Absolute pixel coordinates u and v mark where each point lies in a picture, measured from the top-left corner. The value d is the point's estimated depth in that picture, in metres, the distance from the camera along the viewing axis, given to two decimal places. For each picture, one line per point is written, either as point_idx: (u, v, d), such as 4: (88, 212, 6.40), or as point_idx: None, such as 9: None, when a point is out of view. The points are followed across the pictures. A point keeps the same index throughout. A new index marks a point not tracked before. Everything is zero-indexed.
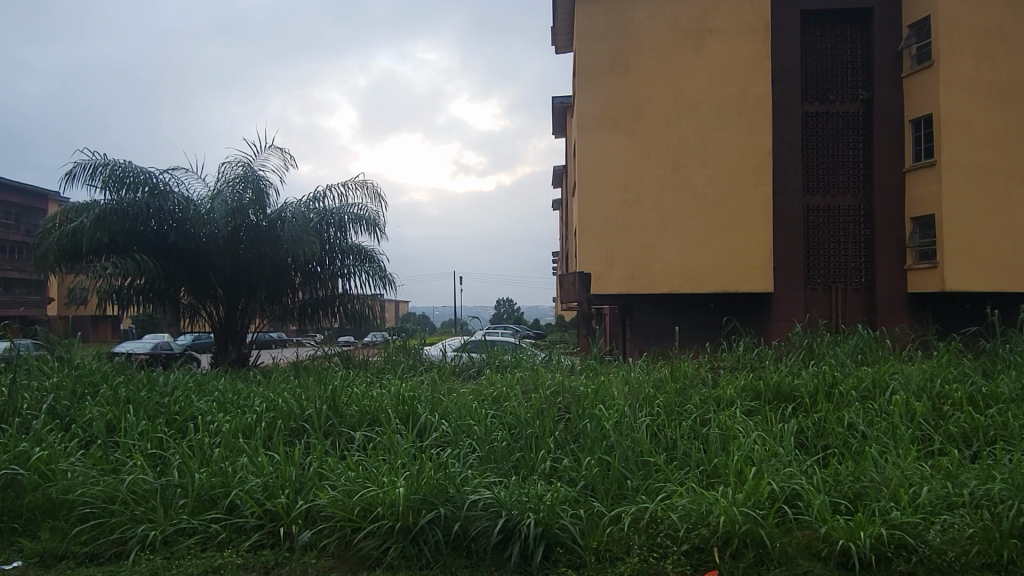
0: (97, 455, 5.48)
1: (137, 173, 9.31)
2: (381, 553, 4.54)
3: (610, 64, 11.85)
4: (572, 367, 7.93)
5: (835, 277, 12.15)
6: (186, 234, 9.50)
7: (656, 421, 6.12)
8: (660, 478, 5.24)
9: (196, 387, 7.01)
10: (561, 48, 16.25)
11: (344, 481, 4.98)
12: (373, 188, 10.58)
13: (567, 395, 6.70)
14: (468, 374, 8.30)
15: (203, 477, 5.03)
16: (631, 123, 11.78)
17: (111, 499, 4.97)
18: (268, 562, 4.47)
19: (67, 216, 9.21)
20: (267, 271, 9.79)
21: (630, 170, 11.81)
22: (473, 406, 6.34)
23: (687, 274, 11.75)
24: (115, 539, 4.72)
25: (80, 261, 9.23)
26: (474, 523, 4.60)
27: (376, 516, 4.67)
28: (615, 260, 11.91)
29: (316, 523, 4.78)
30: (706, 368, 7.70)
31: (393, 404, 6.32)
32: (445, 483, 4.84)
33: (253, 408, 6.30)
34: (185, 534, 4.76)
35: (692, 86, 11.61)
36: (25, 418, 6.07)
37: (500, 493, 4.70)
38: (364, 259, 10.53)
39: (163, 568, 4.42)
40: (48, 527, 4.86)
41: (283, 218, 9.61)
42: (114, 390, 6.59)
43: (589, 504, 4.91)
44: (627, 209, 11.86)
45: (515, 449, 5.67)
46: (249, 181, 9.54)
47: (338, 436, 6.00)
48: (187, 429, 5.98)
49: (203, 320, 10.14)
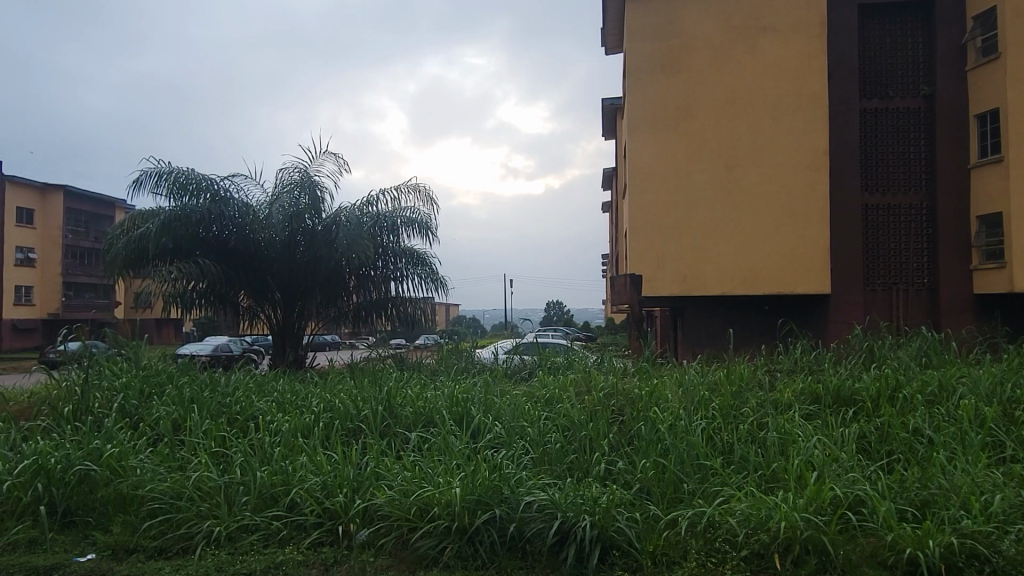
0: (164, 454, 5.66)
1: (200, 180, 9.63)
2: (437, 553, 4.57)
3: (660, 63, 11.69)
4: (624, 368, 7.88)
5: (896, 277, 11.74)
6: (246, 239, 9.79)
7: (712, 424, 6.03)
8: (717, 482, 5.17)
9: (257, 387, 7.20)
10: (611, 50, 16.18)
11: (400, 481, 5.05)
12: (425, 191, 10.72)
13: (621, 398, 6.65)
14: (519, 376, 8.31)
15: (265, 475, 5.17)
16: (682, 123, 11.61)
17: (178, 495, 5.12)
18: (327, 559, 4.56)
19: (134, 222, 9.55)
20: (324, 274, 10.00)
21: (682, 170, 11.64)
22: (527, 408, 6.35)
23: (739, 274, 11.54)
24: (182, 534, 4.86)
25: (146, 266, 9.54)
26: (530, 524, 4.60)
27: (432, 516, 4.72)
28: (666, 261, 11.77)
29: (373, 522, 4.84)
30: (763, 371, 7.54)
31: (448, 405, 6.40)
32: (500, 484, 4.86)
33: (311, 408, 6.43)
34: (248, 531, 4.87)
35: (745, 84, 11.40)
36: (96, 417, 6.32)
37: (555, 495, 4.70)
38: (417, 262, 10.69)
39: (228, 563, 4.53)
40: (120, 521, 5.03)
41: (338, 222, 9.81)
42: (179, 390, 6.80)
43: (644, 507, 4.86)
44: (678, 209, 11.69)
45: (570, 451, 5.67)
46: (305, 187, 9.74)
47: (394, 436, 6.09)
48: (248, 429, 6.14)
49: (262, 322, 10.39)
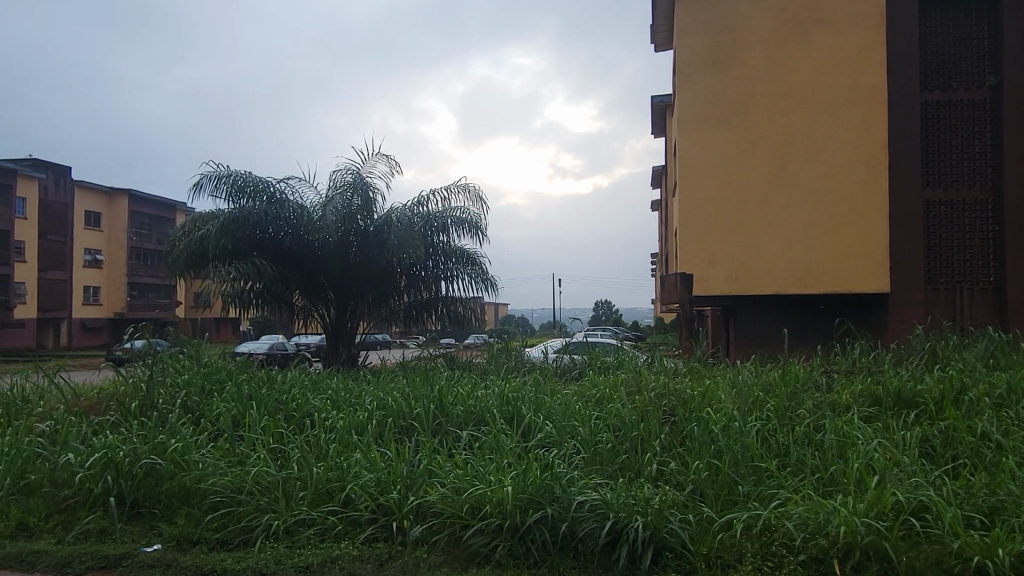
0: (224, 449, 5.82)
1: (257, 183, 9.88)
2: (489, 551, 4.60)
3: (711, 60, 11.48)
4: (675, 368, 7.78)
5: (959, 275, 11.16)
6: (300, 239, 10.02)
7: (766, 426, 5.92)
8: (773, 485, 5.07)
9: (311, 386, 7.34)
10: (660, 47, 16.00)
11: (452, 479, 5.10)
12: (475, 191, 10.79)
13: (672, 398, 6.56)
14: (569, 376, 8.31)
15: (321, 471, 5.28)
16: (733, 120, 11.40)
17: (239, 489, 5.27)
18: (381, 555, 4.63)
19: (195, 224, 9.85)
20: (375, 274, 10.17)
21: (733, 168, 11.42)
22: (578, 408, 6.33)
23: (794, 274, 11.25)
24: (243, 527, 4.99)
25: (205, 267, 9.80)
26: (582, 524, 4.59)
27: (484, 514, 4.75)
28: (717, 261, 11.54)
29: (426, 519, 4.90)
30: (819, 371, 7.36)
31: (498, 404, 6.44)
32: (552, 483, 4.87)
33: (364, 406, 6.55)
34: (305, 525, 4.99)
35: (799, 79, 11.14)
36: (160, 412, 6.55)
37: (607, 495, 4.68)
38: (467, 262, 10.76)
39: (286, 556, 4.64)
40: (184, 514, 5.20)
41: (390, 223, 9.96)
42: (238, 387, 7.00)
43: (698, 508, 4.79)
44: (730, 208, 11.47)
45: (621, 451, 5.64)
46: (357, 188, 9.93)
47: (445, 434, 6.15)
48: (305, 425, 6.27)
49: (315, 322, 10.58)
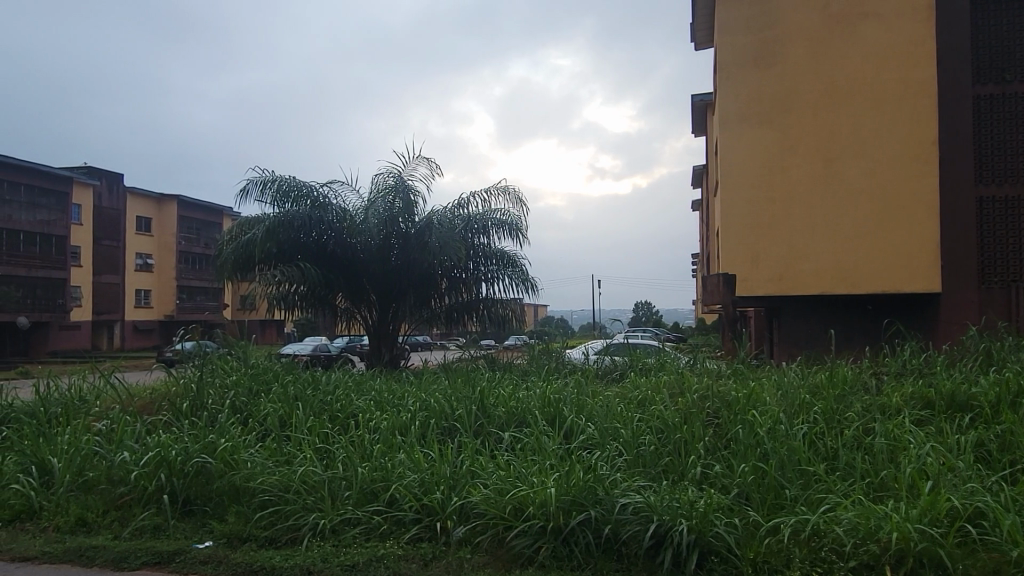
0: (272, 448, 5.94)
1: (302, 188, 10.11)
2: (532, 552, 4.60)
3: (753, 57, 11.30)
4: (719, 370, 7.67)
5: (1016, 275, 10.34)
6: (343, 243, 10.16)
7: (813, 429, 5.81)
8: (822, 489, 4.98)
9: (355, 387, 7.44)
10: (701, 45, 15.81)
11: (495, 480, 5.12)
12: (515, 193, 10.82)
13: (715, 400, 6.48)
14: (611, 377, 8.27)
15: (366, 471, 5.36)
16: (776, 117, 11.19)
17: (286, 488, 5.37)
18: (425, 555, 4.66)
19: (241, 229, 10.07)
20: (417, 276, 10.26)
21: (777, 166, 11.21)
22: (620, 410, 6.29)
23: (840, 274, 11.00)
24: (290, 525, 5.08)
25: (251, 270, 10.01)
26: (625, 527, 4.57)
27: (527, 516, 4.76)
28: (760, 261, 11.34)
29: (469, 519, 4.93)
30: (868, 373, 7.19)
31: (540, 405, 6.45)
32: (595, 485, 4.86)
33: (407, 407, 6.62)
34: (350, 524, 5.06)
35: (845, 75, 10.89)
36: (210, 412, 6.72)
37: (650, 498, 4.65)
38: (507, 264, 10.78)
39: (333, 554, 4.72)
40: (234, 511, 5.32)
41: (431, 225, 10.06)
42: (284, 388, 7.14)
43: (744, 512, 4.73)
44: (774, 206, 11.25)
45: (664, 454, 5.60)
46: (399, 191, 10.07)
47: (488, 435, 6.18)
48: (349, 426, 6.37)
49: (358, 324, 10.71)
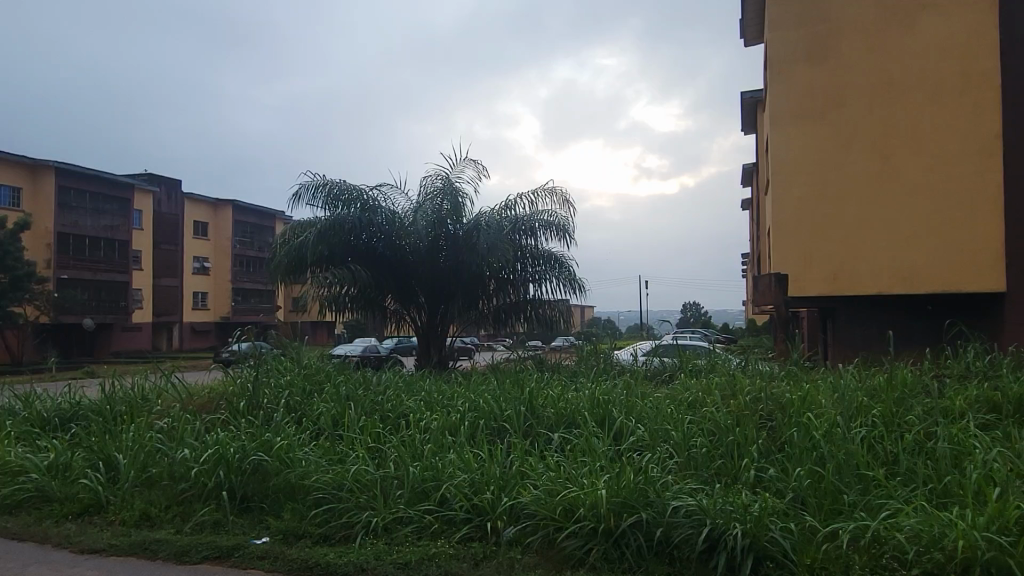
0: (326, 447, 6.05)
1: (352, 192, 10.28)
2: (584, 554, 4.57)
3: (805, 52, 11.03)
4: (772, 372, 7.51)
5: None
6: (392, 245, 10.28)
7: (872, 432, 5.64)
8: (881, 495, 4.83)
9: (405, 387, 7.54)
10: (750, 41, 15.51)
11: (545, 481, 5.12)
12: (562, 194, 10.80)
13: (769, 402, 6.36)
14: (660, 378, 8.19)
15: (417, 470, 5.42)
16: (829, 114, 10.91)
17: (340, 486, 5.46)
18: (477, 554, 4.69)
19: (294, 232, 10.29)
20: (465, 278, 10.34)
21: (830, 163, 10.91)
22: (671, 411, 6.21)
23: (898, 273, 10.63)
24: (344, 523, 5.16)
25: (304, 273, 10.23)
26: (677, 530, 4.51)
27: (578, 517, 4.73)
28: (813, 261, 11.08)
29: (519, 520, 4.94)
30: (929, 376, 6.95)
31: (589, 407, 6.42)
32: (645, 487, 4.81)
33: (456, 408, 6.67)
34: (402, 523, 5.12)
35: (901, 68, 10.51)
36: (266, 411, 6.89)
37: (703, 501, 4.58)
38: (555, 264, 10.76)
39: (385, 552, 4.78)
40: (290, 508, 5.43)
41: (479, 226, 10.14)
42: (336, 388, 7.27)
43: (800, 517, 4.62)
44: (827, 204, 10.98)
45: (717, 456, 5.52)
46: (447, 194, 10.21)
47: (537, 436, 6.19)
48: (400, 426, 6.45)
49: (407, 325, 10.87)
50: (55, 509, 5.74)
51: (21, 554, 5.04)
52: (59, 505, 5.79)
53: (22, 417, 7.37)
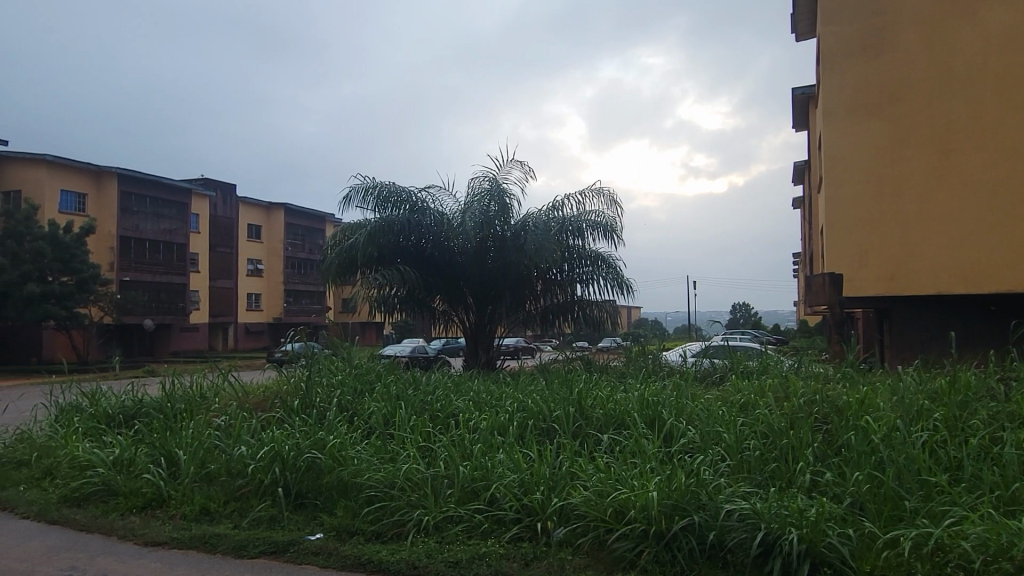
0: (377, 446, 6.14)
1: (401, 194, 10.40)
2: (635, 556, 4.53)
3: (859, 46, 10.75)
4: (826, 374, 7.33)
5: None
6: (441, 246, 10.37)
7: (934, 436, 5.46)
8: (945, 502, 4.67)
9: (454, 387, 7.59)
10: (802, 36, 15.16)
11: (596, 482, 5.10)
12: (610, 194, 10.74)
13: (824, 404, 6.22)
14: (711, 380, 8.07)
15: (467, 470, 5.45)
16: (884, 109, 10.61)
17: (391, 484, 5.52)
18: (527, 554, 4.69)
19: (344, 234, 10.46)
20: (513, 278, 10.37)
21: (885, 160, 10.62)
22: (722, 413, 6.12)
23: (959, 272, 10.21)
24: (396, 521, 5.22)
25: (354, 274, 10.40)
26: (731, 534, 4.43)
27: (629, 519, 4.69)
28: (868, 260, 10.80)
29: (570, 521, 4.93)
30: (995, 378, 6.68)
31: (638, 408, 6.37)
32: (697, 490, 4.74)
33: (505, 408, 6.69)
34: (453, 522, 5.15)
35: (961, 60, 10.13)
36: (319, 409, 7.02)
37: (757, 505, 4.50)
38: (602, 264, 10.70)
39: (437, 550, 4.82)
40: (343, 506, 5.52)
41: (526, 227, 10.15)
42: (387, 388, 7.37)
43: (859, 524, 4.49)
44: (882, 202, 10.67)
45: (770, 459, 5.42)
46: (495, 195, 10.17)
47: (587, 437, 6.17)
48: (450, 425, 6.51)
49: (455, 326, 10.93)
50: (120, 502, 5.95)
51: (89, 545, 5.24)
52: (124, 498, 5.99)
53: (89, 413, 7.67)
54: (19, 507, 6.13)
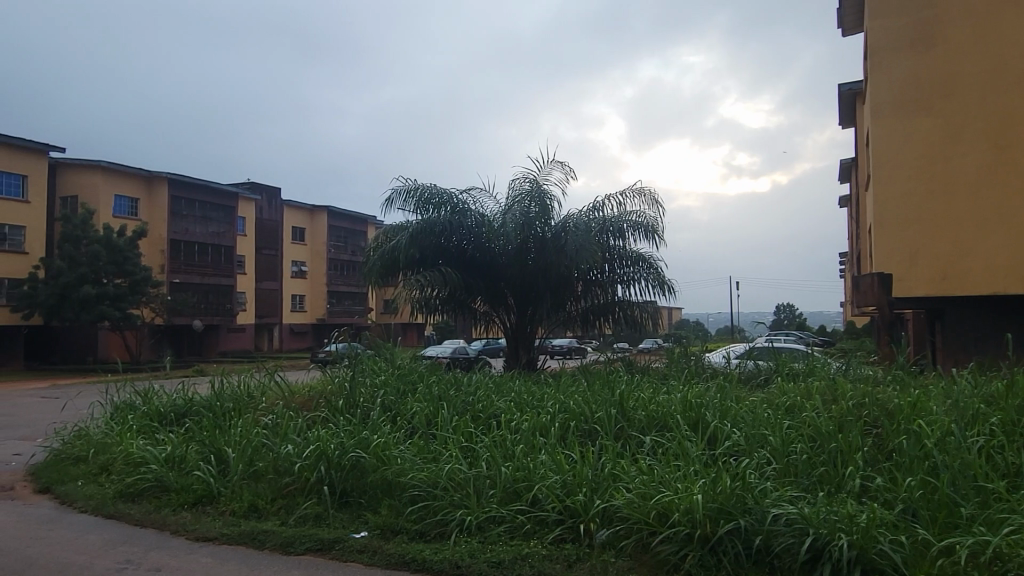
0: (420, 446, 6.20)
1: (442, 196, 10.48)
2: (679, 559, 4.47)
3: (910, 39, 10.45)
4: (876, 377, 7.14)
5: None
6: (482, 247, 10.41)
7: (991, 442, 5.28)
8: (1003, 509, 4.51)
9: (495, 388, 7.60)
10: (848, 31, 14.85)
11: (638, 484, 5.06)
12: (651, 194, 10.66)
13: (874, 408, 6.07)
14: (755, 382, 7.93)
15: (509, 471, 5.46)
16: (936, 104, 10.30)
17: (434, 484, 5.56)
18: (570, 556, 4.68)
19: (386, 236, 10.58)
20: (554, 279, 10.35)
21: (937, 156, 10.31)
22: (768, 415, 6.02)
23: (1015, 272, 9.83)
24: (439, 520, 5.25)
25: (396, 275, 10.51)
26: (778, 539, 4.35)
27: (673, 522, 4.63)
28: (919, 259, 10.48)
29: (612, 523, 4.89)
30: None
31: (681, 409, 6.31)
32: (743, 493, 4.68)
33: (547, 409, 6.69)
34: (495, 522, 5.16)
35: (1018, 53, 9.78)
36: (363, 409, 7.12)
37: (805, 510, 4.41)
38: (643, 265, 10.63)
39: (480, 550, 4.84)
40: (387, 504, 5.58)
41: (567, 228, 10.13)
42: (429, 388, 7.44)
43: (912, 531, 4.37)
44: (933, 199, 10.35)
45: (818, 463, 5.30)
46: (535, 196, 10.21)
47: (629, 439, 6.14)
48: (492, 426, 6.53)
49: (496, 327, 10.96)
50: (173, 498, 6.12)
51: (143, 540, 5.39)
52: (176, 494, 6.16)
53: (143, 411, 7.92)
54: (77, 501, 6.35)
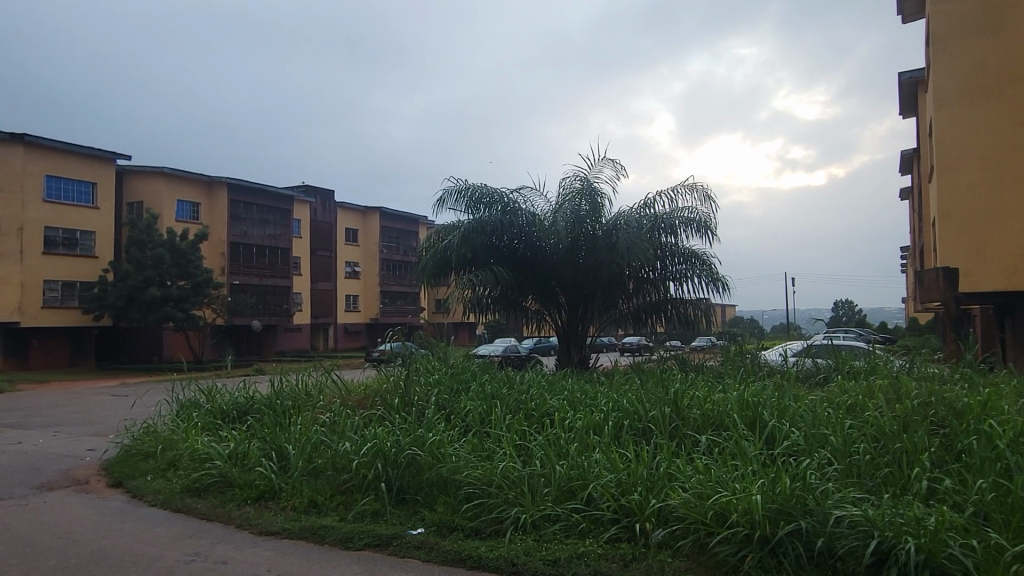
0: (475, 444, 6.25)
1: (493, 195, 10.54)
2: (738, 561, 4.38)
3: (974, 24, 10.02)
4: (942, 375, 6.88)
5: None
6: (533, 246, 10.43)
7: None
8: None
9: (548, 386, 7.60)
10: (907, 18, 14.35)
11: (695, 484, 4.99)
12: (704, 190, 10.52)
13: (941, 407, 5.86)
14: (814, 380, 7.74)
15: (564, 469, 5.46)
16: (1004, 91, 9.89)
17: (489, 482, 5.59)
18: (626, 555, 4.65)
19: (438, 236, 10.69)
20: (605, 278, 10.30)
21: (1005, 145, 9.90)
22: (829, 415, 5.87)
23: None
24: (494, 517, 5.28)
25: (448, 275, 10.60)
26: (841, 541, 4.23)
27: (731, 523, 4.55)
28: (989, 252, 10.05)
29: (669, 522, 4.84)
30: None
31: (738, 408, 6.21)
32: (804, 494, 4.58)
33: (601, 407, 6.66)
34: (551, 521, 5.17)
35: None
36: (417, 407, 7.21)
37: (869, 512, 4.30)
38: (696, 263, 10.51)
39: (535, 548, 4.85)
40: (443, 501, 5.64)
41: (618, 226, 10.07)
42: (483, 386, 7.49)
43: (984, 534, 4.20)
44: (1002, 190, 9.93)
45: (882, 464, 5.15)
46: (585, 194, 10.18)
47: (684, 438, 6.06)
48: (545, 424, 6.53)
49: (548, 325, 10.95)
50: (236, 494, 6.30)
51: (209, 533, 5.57)
52: (239, 489, 6.34)
53: (206, 409, 8.18)
54: (147, 495, 6.60)
